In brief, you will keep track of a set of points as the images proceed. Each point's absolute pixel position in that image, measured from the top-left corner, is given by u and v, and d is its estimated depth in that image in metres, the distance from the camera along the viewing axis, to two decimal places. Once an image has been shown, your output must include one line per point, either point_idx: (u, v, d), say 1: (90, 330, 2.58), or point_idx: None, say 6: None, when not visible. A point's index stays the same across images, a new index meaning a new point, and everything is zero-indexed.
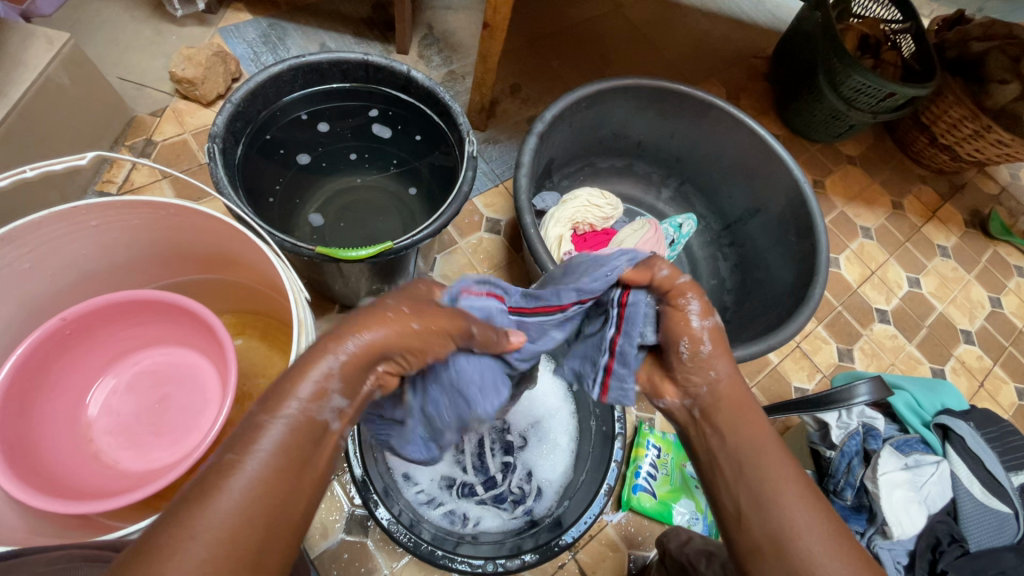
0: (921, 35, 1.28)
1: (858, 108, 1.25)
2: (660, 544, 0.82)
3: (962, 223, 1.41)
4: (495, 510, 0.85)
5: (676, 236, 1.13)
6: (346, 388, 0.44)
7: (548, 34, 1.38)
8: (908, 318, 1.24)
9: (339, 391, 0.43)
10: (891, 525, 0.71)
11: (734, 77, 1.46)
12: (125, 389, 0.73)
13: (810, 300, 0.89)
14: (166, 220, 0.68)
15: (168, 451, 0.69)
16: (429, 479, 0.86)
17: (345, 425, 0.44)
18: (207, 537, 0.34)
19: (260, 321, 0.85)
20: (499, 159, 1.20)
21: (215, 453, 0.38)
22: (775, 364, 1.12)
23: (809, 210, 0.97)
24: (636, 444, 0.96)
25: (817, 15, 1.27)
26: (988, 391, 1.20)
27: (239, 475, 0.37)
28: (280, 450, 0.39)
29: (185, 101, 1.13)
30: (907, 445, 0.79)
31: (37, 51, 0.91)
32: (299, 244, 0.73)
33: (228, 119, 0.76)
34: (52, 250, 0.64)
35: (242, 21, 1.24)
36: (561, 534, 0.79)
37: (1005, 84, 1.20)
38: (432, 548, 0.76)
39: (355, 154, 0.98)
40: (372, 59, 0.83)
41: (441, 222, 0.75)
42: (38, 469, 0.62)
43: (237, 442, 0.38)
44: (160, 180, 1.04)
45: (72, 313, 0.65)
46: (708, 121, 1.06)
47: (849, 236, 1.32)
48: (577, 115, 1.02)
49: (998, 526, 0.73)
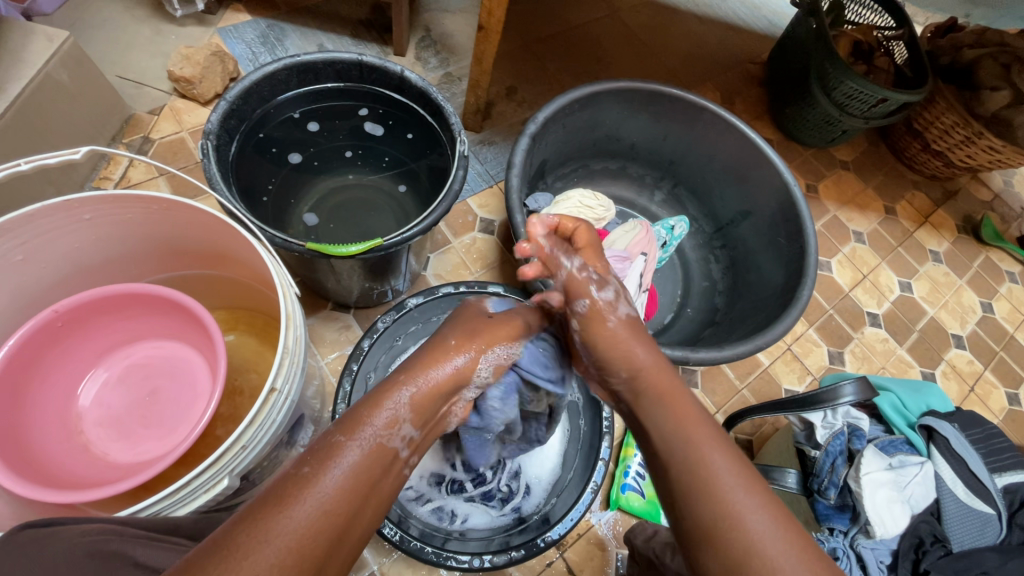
0: (914, 42, 1.29)
1: (850, 114, 1.26)
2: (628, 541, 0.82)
3: (954, 228, 1.42)
4: (484, 508, 0.86)
5: (668, 238, 1.14)
6: (414, 418, 0.51)
7: (545, 37, 1.40)
8: (899, 321, 1.25)
9: (408, 420, 0.50)
10: (873, 524, 0.72)
11: (729, 81, 1.48)
12: (116, 381, 0.74)
13: (798, 300, 0.90)
14: (157, 215, 0.69)
15: (157, 443, 0.69)
16: (418, 475, 0.86)
17: (411, 451, 0.51)
18: (279, 543, 0.38)
19: (253, 317, 0.86)
20: (494, 160, 1.21)
21: (297, 464, 0.43)
22: (766, 365, 1.13)
23: (799, 212, 0.98)
24: (625, 444, 0.96)
25: (810, 21, 1.28)
26: (979, 396, 1.20)
27: (320, 488, 0.42)
28: (354, 473, 0.44)
29: (183, 100, 1.15)
30: (892, 446, 0.80)
31: (37, 48, 0.93)
32: (289, 240, 0.74)
33: (222, 117, 0.77)
34: (45, 242, 0.65)
35: (242, 21, 1.25)
36: (548, 530, 0.81)
37: (996, 91, 1.22)
38: (420, 544, 0.78)
39: (349, 152, 1.00)
40: (366, 59, 0.85)
41: (431, 219, 0.76)
42: (27, 459, 0.63)
43: (317, 458, 0.44)
44: (156, 177, 1.05)
45: (64, 305, 0.66)
46: (701, 124, 1.07)
47: (841, 240, 1.33)
48: (570, 117, 1.03)
49: (980, 526, 0.74)
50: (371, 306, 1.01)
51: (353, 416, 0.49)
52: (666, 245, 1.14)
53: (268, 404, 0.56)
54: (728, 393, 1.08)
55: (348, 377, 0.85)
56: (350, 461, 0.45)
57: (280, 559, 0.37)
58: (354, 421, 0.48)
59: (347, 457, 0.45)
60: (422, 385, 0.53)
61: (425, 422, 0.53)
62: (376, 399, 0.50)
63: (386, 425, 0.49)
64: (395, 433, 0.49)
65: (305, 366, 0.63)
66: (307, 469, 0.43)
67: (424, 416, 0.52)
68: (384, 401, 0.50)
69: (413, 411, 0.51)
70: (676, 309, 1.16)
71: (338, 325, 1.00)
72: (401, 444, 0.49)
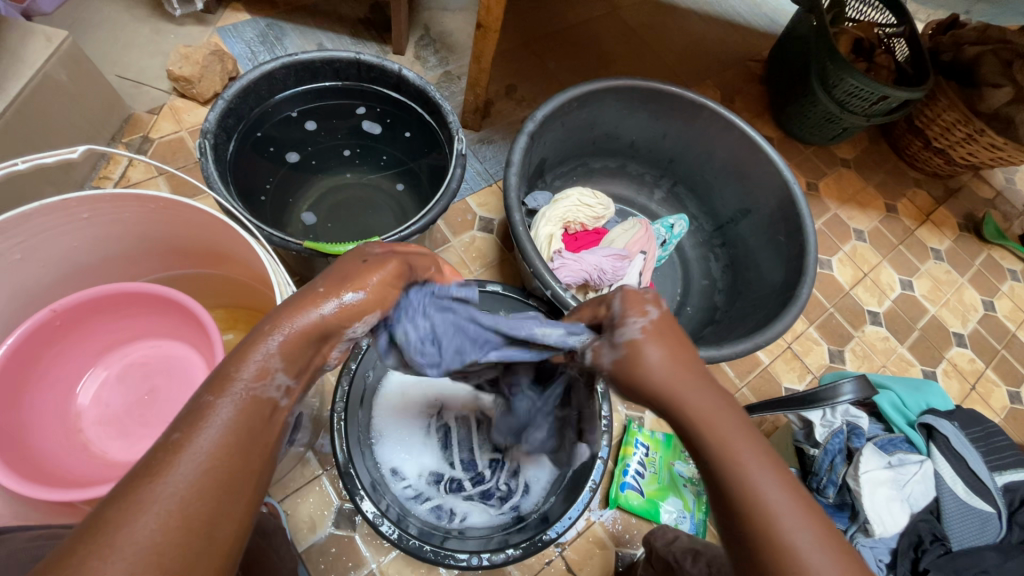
0: (915, 39, 1.28)
1: (851, 112, 1.26)
2: (647, 544, 0.80)
3: (956, 226, 1.41)
4: (482, 506, 0.86)
5: (667, 236, 1.14)
6: (289, 366, 0.43)
7: (544, 35, 1.39)
8: (900, 319, 1.24)
9: (281, 369, 0.43)
10: (873, 523, 0.72)
11: (729, 79, 1.47)
12: (115, 381, 0.74)
13: (797, 299, 0.89)
14: (155, 214, 0.69)
15: (155, 442, 0.70)
16: (418, 474, 0.87)
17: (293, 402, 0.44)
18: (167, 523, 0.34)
19: (253, 316, 0.86)
20: (493, 159, 1.21)
21: (164, 430, 0.38)
22: (766, 364, 1.13)
23: (798, 210, 0.98)
24: (624, 443, 0.96)
25: (811, 18, 1.27)
26: (980, 395, 1.20)
27: (187, 454, 0.37)
28: (228, 431, 0.39)
29: (182, 100, 1.15)
30: (891, 444, 0.80)
31: (36, 48, 0.93)
32: (288, 239, 0.74)
33: (220, 116, 0.77)
34: (44, 242, 0.65)
35: (240, 20, 1.25)
36: (546, 529, 0.80)
37: (998, 88, 1.21)
38: (417, 542, 0.77)
39: (348, 150, 1.00)
40: (364, 58, 0.85)
41: (428, 218, 0.76)
42: (27, 457, 0.63)
43: (184, 420, 0.39)
44: (155, 177, 1.05)
45: (63, 304, 0.66)
46: (700, 121, 1.06)
47: (842, 238, 1.32)
48: (568, 116, 1.03)
49: (980, 525, 0.74)
50: None
51: (219, 369, 0.41)
52: (666, 243, 1.14)
53: None
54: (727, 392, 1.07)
55: (347, 376, 0.84)
56: (222, 420, 0.39)
57: (162, 524, 0.34)
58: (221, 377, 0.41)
59: (217, 417, 0.39)
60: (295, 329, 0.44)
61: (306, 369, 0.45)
62: (242, 350, 0.42)
63: (256, 376, 0.41)
64: (269, 384, 0.42)
65: None
66: (176, 435, 0.38)
67: (302, 364, 0.44)
68: (252, 350, 0.42)
69: (286, 360, 0.43)
70: (676, 308, 1.16)
71: None
72: (280, 394, 0.43)
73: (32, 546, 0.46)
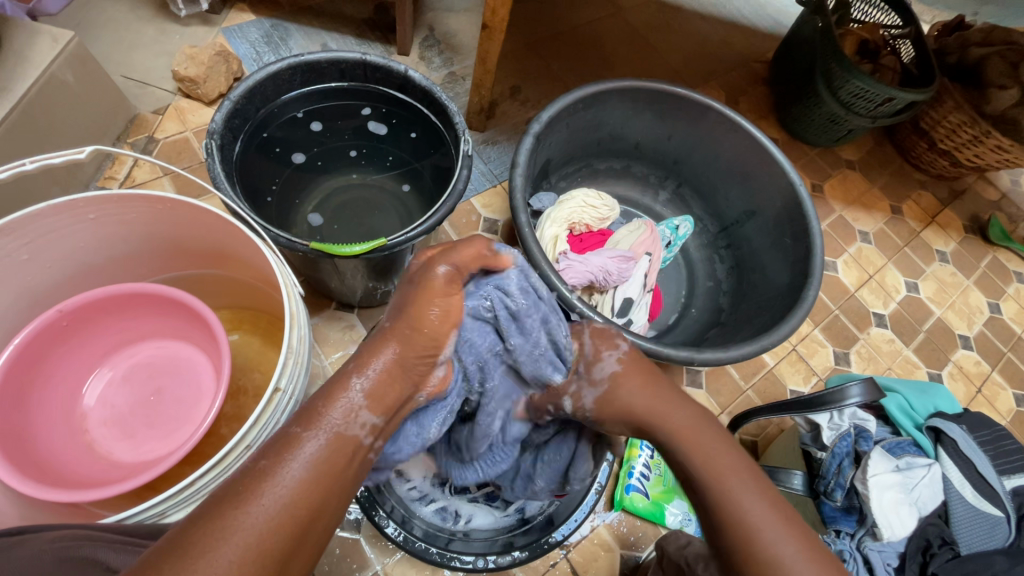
0: (921, 40, 1.28)
1: (857, 113, 1.25)
2: (659, 546, 0.80)
3: (961, 228, 1.41)
4: (487, 508, 0.83)
5: (673, 237, 1.14)
6: (376, 407, 0.45)
7: (549, 36, 1.39)
8: (905, 322, 1.24)
9: (368, 410, 0.44)
10: (881, 527, 0.72)
11: (734, 80, 1.47)
12: (120, 381, 0.74)
13: (804, 301, 0.89)
14: (162, 214, 0.69)
15: (161, 443, 0.69)
16: (422, 477, 0.83)
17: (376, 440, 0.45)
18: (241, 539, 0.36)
19: (258, 317, 0.86)
20: (497, 160, 1.21)
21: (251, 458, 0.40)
22: (771, 366, 1.12)
23: (805, 212, 0.97)
24: (630, 445, 0.95)
25: (816, 19, 1.27)
26: (986, 397, 1.20)
27: (273, 483, 0.38)
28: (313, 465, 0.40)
29: (188, 100, 1.15)
30: (898, 447, 0.80)
31: (42, 48, 0.93)
32: (293, 240, 0.73)
33: (226, 116, 0.77)
34: (50, 242, 0.65)
35: (246, 21, 1.25)
36: (551, 532, 0.82)
37: (1004, 89, 1.21)
38: (424, 545, 0.80)
39: (353, 151, 0.99)
40: (370, 58, 0.84)
41: (435, 219, 0.75)
42: (33, 458, 0.63)
43: (271, 450, 0.40)
44: (160, 177, 1.05)
45: (69, 305, 0.66)
46: (706, 122, 1.06)
47: (847, 240, 1.32)
48: (574, 117, 1.03)
49: (989, 529, 0.73)
50: (375, 306, 1.01)
51: (310, 406, 0.43)
52: (671, 244, 1.14)
53: (272, 404, 0.56)
54: (732, 394, 1.07)
55: None
56: (308, 454, 0.40)
57: (242, 556, 0.35)
58: (308, 412, 0.43)
59: (304, 450, 0.40)
60: (379, 373, 0.46)
61: (392, 409, 0.47)
62: (329, 393, 0.44)
63: (344, 415, 0.43)
64: (353, 422, 0.43)
65: (310, 366, 0.63)
66: (263, 463, 0.39)
67: (386, 402, 0.46)
68: (341, 390, 0.44)
69: (371, 398, 0.45)
70: (681, 309, 1.16)
71: (342, 324, 1.00)
72: (364, 432, 0.44)
73: (58, 547, 0.46)
